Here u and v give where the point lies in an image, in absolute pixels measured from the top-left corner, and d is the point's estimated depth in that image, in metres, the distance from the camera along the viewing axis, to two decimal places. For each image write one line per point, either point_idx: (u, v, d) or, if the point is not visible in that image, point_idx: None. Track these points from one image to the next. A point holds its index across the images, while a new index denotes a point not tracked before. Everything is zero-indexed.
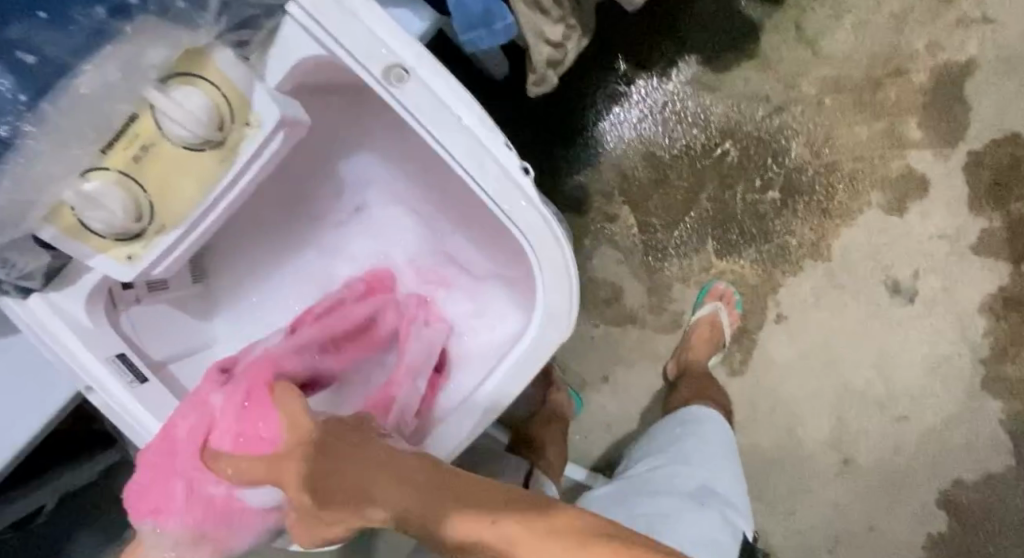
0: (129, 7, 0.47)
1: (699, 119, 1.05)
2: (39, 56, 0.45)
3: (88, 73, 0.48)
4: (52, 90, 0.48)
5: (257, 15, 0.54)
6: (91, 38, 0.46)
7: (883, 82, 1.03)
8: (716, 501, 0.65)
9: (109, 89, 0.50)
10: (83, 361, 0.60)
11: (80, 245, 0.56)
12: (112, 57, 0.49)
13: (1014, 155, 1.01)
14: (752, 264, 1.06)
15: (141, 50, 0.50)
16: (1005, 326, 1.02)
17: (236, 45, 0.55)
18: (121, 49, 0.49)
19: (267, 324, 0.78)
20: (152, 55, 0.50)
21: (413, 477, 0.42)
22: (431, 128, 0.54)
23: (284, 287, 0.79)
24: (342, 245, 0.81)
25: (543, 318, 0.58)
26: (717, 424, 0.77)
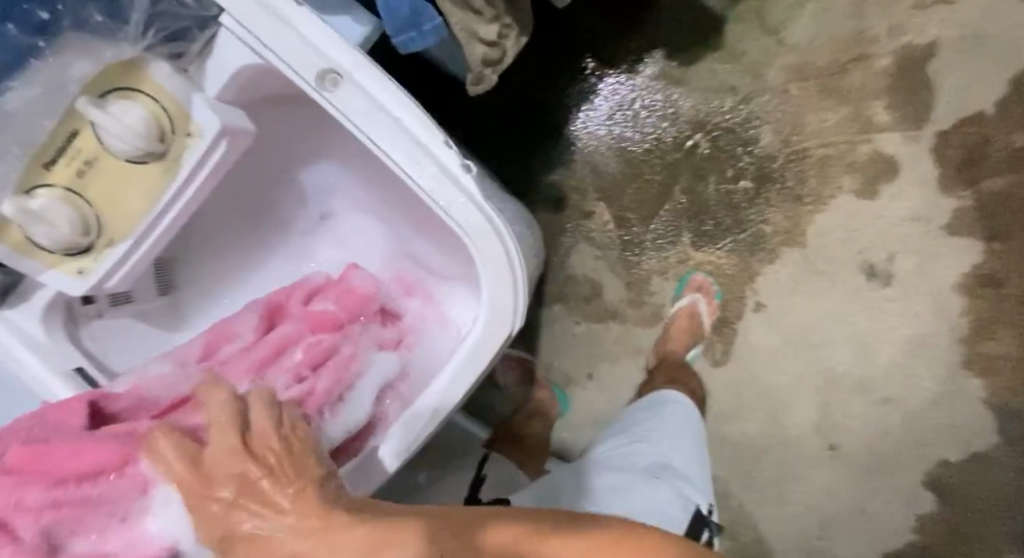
0: (47, 24, 0.51)
1: (669, 112, 1.05)
2: None
3: (15, 89, 0.52)
4: None
5: (188, 27, 0.56)
6: (15, 54, 0.51)
7: (847, 67, 1.02)
8: (670, 475, 0.66)
9: (39, 103, 0.52)
10: (40, 375, 0.61)
11: (31, 262, 0.58)
12: (40, 74, 0.52)
13: (981, 134, 1.01)
14: (728, 254, 1.06)
15: (67, 66, 0.52)
16: (982, 304, 1.02)
17: (171, 58, 0.57)
18: (47, 66, 0.52)
19: None
20: (76, 72, 0.52)
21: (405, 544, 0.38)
22: (368, 131, 0.55)
23: (255, 294, 0.80)
24: (309, 253, 0.82)
25: (490, 313, 0.58)
26: (681, 407, 0.79)
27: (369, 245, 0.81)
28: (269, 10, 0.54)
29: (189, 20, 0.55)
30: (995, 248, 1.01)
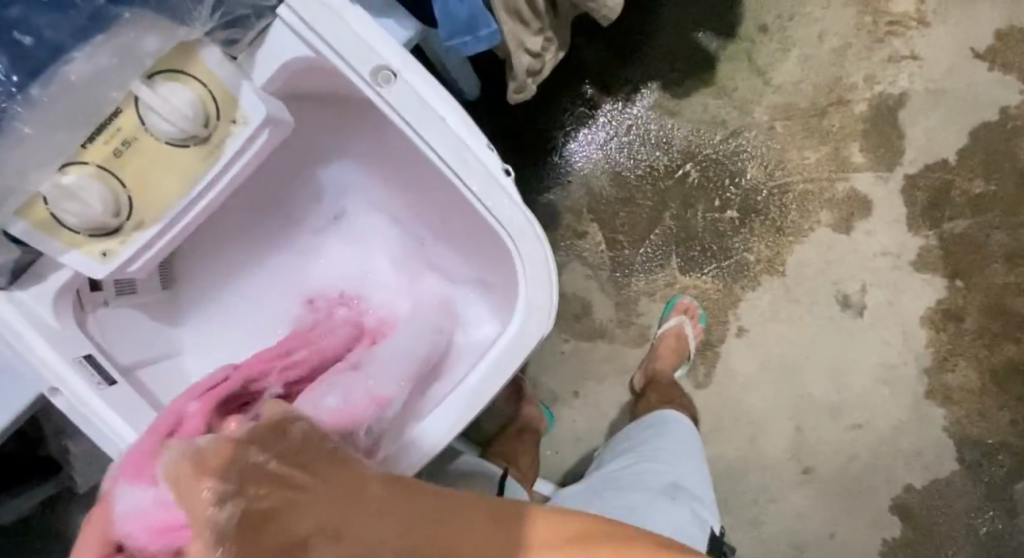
0: None
1: (662, 141, 1.10)
2: (37, 38, 0.47)
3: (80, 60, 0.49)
4: (44, 73, 0.49)
5: (246, 15, 0.56)
6: (89, 21, 0.48)
7: (828, 110, 1.11)
8: (685, 496, 0.69)
9: (100, 74, 0.51)
10: (50, 362, 0.59)
11: (53, 241, 0.56)
12: (107, 44, 0.50)
13: (944, 179, 1.10)
14: (713, 280, 1.11)
15: (133, 43, 0.51)
16: (944, 337, 1.09)
17: (224, 43, 0.57)
18: (117, 37, 0.50)
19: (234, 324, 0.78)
20: (144, 46, 0.51)
21: (374, 498, 0.38)
22: (417, 127, 0.56)
23: (252, 295, 0.79)
24: (319, 249, 0.81)
25: (525, 311, 0.59)
26: (683, 425, 0.82)
27: (381, 247, 0.82)
28: (325, 4, 0.55)
29: (248, 9, 0.55)
30: (954, 285, 1.10)
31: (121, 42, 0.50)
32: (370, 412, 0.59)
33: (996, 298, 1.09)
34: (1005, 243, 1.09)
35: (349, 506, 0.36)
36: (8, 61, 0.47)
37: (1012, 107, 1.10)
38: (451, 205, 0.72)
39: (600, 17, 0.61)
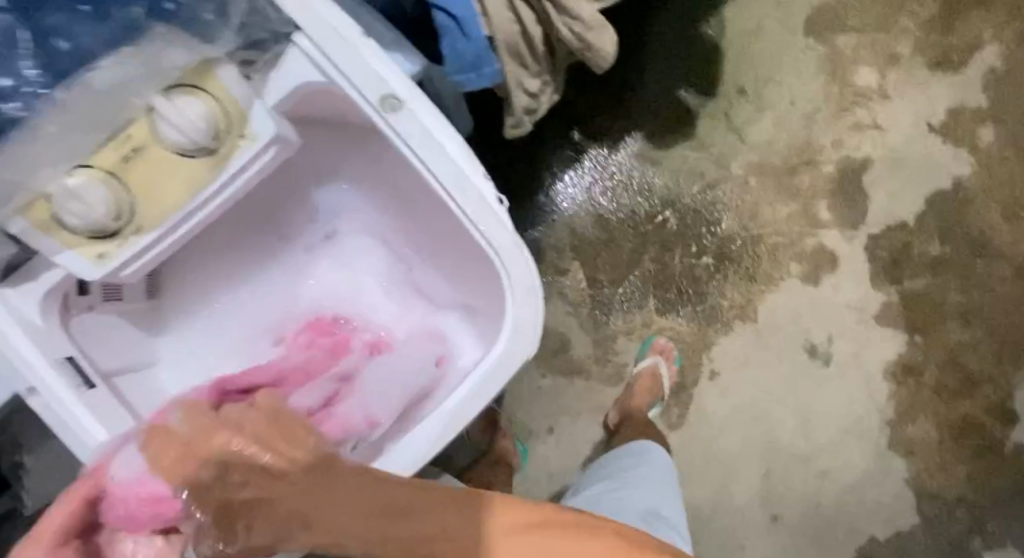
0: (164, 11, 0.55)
1: (643, 189, 1.18)
2: (73, 44, 0.52)
3: (106, 66, 0.53)
4: (70, 76, 0.53)
5: (265, 38, 0.59)
6: (120, 30, 0.53)
7: (797, 169, 1.18)
8: (663, 524, 0.70)
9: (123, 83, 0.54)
10: (33, 362, 0.59)
11: (50, 240, 0.57)
12: (132, 55, 0.54)
13: (903, 240, 1.17)
14: (688, 322, 1.18)
15: (154, 53, 0.54)
16: (904, 390, 1.16)
17: (241, 63, 0.60)
18: (142, 49, 0.54)
19: (224, 331, 0.82)
20: (167, 58, 0.55)
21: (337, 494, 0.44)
22: (420, 153, 0.59)
23: (251, 302, 0.84)
24: (311, 268, 0.86)
25: (510, 332, 0.61)
26: (659, 456, 0.83)
27: (370, 270, 0.86)
28: (341, 34, 0.58)
29: (268, 33, 0.59)
30: (914, 339, 1.17)
31: (144, 51, 0.54)
32: (359, 429, 0.65)
33: (951, 356, 1.16)
34: (960, 303, 1.17)
35: (312, 500, 0.44)
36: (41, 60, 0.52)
37: (966, 177, 1.18)
38: (438, 229, 0.77)
39: (595, 66, 0.64)
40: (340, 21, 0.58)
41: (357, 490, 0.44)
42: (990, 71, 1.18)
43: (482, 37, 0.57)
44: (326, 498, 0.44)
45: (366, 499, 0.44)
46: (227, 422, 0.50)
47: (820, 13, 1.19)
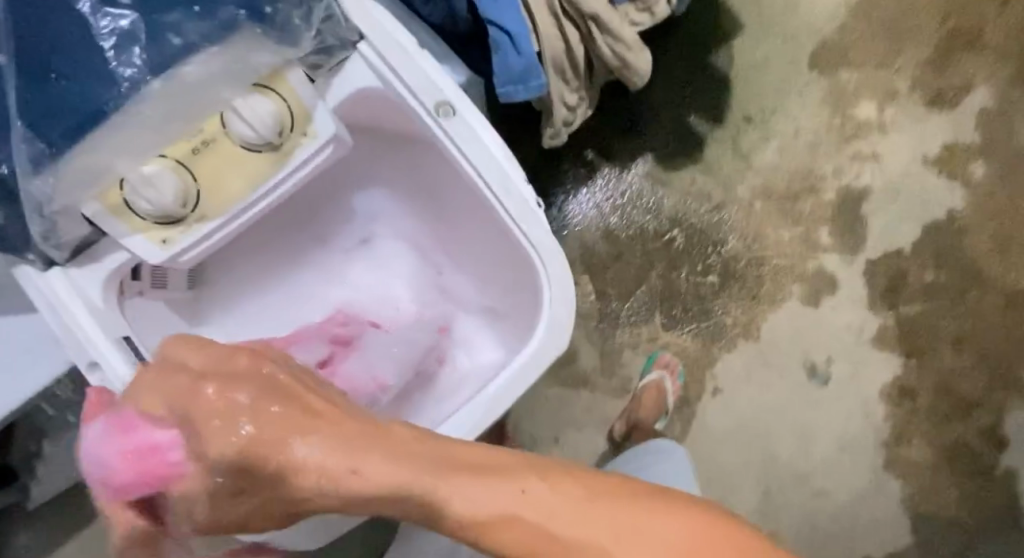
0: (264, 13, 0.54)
1: (653, 208, 1.23)
2: (182, 39, 0.51)
3: (198, 63, 0.52)
4: (167, 70, 0.51)
5: (333, 46, 0.62)
6: (220, 27, 0.52)
7: (801, 195, 1.24)
8: None
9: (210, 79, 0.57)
10: (96, 338, 0.63)
11: (120, 224, 0.60)
12: (224, 53, 0.54)
13: (900, 267, 1.23)
14: (693, 338, 1.23)
15: (246, 53, 0.56)
16: (899, 412, 1.21)
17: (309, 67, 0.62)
18: (234, 47, 0.54)
19: (254, 326, 0.83)
20: (253, 58, 0.57)
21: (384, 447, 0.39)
22: (469, 156, 0.63)
23: (284, 299, 0.86)
24: (344, 271, 0.89)
25: (546, 326, 0.65)
26: (678, 455, 0.88)
27: (400, 273, 0.90)
28: (401, 45, 0.63)
29: (338, 41, 0.62)
30: (910, 363, 1.22)
31: (237, 50, 0.55)
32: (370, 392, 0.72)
33: (944, 380, 1.21)
34: (952, 329, 1.22)
35: (344, 455, 0.39)
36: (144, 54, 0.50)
37: (958, 209, 1.24)
38: (473, 232, 0.81)
39: (630, 82, 0.69)
40: (399, 34, 0.63)
41: (401, 461, 0.38)
42: (983, 110, 1.24)
43: (531, 51, 0.62)
44: (379, 471, 0.38)
45: (415, 464, 0.38)
46: (221, 371, 0.42)
47: (824, 48, 1.25)
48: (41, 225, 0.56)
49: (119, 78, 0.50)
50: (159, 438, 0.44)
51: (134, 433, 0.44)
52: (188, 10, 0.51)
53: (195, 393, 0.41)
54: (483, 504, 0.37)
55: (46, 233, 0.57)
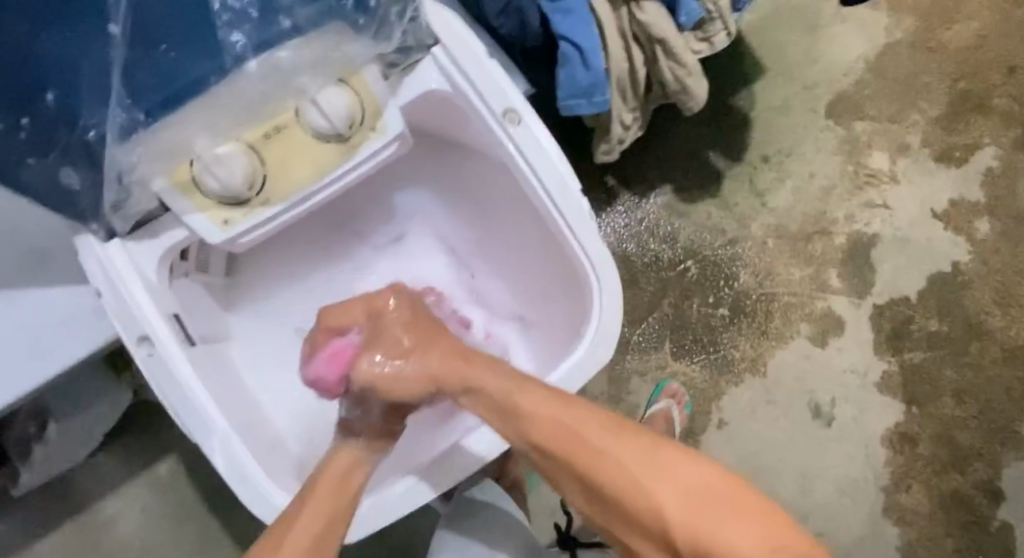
0: (370, 7, 0.57)
1: (668, 238, 1.26)
2: (292, 21, 0.54)
3: (291, 49, 0.56)
4: (266, 48, 0.54)
5: (412, 47, 0.64)
6: (323, 13, 0.55)
7: (813, 236, 1.27)
8: None
9: (297, 65, 0.58)
10: (148, 312, 0.65)
11: (185, 201, 0.61)
12: (318, 39, 0.57)
13: (906, 315, 1.26)
14: (701, 369, 1.25)
15: (336, 43, 0.58)
16: (899, 458, 1.24)
17: (386, 63, 0.64)
18: (326, 37, 0.57)
19: (285, 316, 0.86)
20: (340, 50, 0.59)
21: (504, 370, 0.59)
22: (531, 162, 0.66)
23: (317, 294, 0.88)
24: (374, 264, 0.91)
25: (593, 338, 0.66)
26: None
27: (430, 271, 0.91)
28: (475, 51, 0.65)
29: (416, 43, 0.64)
30: (911, 411, 1.24)
31: (329, 39, 0.57)
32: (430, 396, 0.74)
33: (944, 430, 1.24)
34: (954, 380, 1.25)
35: (470, 366, 0.60)
36: (249, 34, 0.53)
37: (962, 262, 1.27)
38: (512, 238, 0.83)
39: (686, 106, 0.76)
40: (472, 40, 0.65)
41: (521, 385, 0.57)
42: (988, 169, 1.28)
43: (600, 68, 0.67)
44: (467, 371, 0.60)
45: (534, 397, 0.55)
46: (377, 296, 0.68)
47: (841, 98, 1.29)
48: (114, 192, 0.58)
49: (228, 56, 0.53)
50: (348, 344, 0.66)
51: (327, 347, 0.67)
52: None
53: (376, 315, 0.66)
54: (547, 410, 0.54)
55: (116, 202, 0.59)
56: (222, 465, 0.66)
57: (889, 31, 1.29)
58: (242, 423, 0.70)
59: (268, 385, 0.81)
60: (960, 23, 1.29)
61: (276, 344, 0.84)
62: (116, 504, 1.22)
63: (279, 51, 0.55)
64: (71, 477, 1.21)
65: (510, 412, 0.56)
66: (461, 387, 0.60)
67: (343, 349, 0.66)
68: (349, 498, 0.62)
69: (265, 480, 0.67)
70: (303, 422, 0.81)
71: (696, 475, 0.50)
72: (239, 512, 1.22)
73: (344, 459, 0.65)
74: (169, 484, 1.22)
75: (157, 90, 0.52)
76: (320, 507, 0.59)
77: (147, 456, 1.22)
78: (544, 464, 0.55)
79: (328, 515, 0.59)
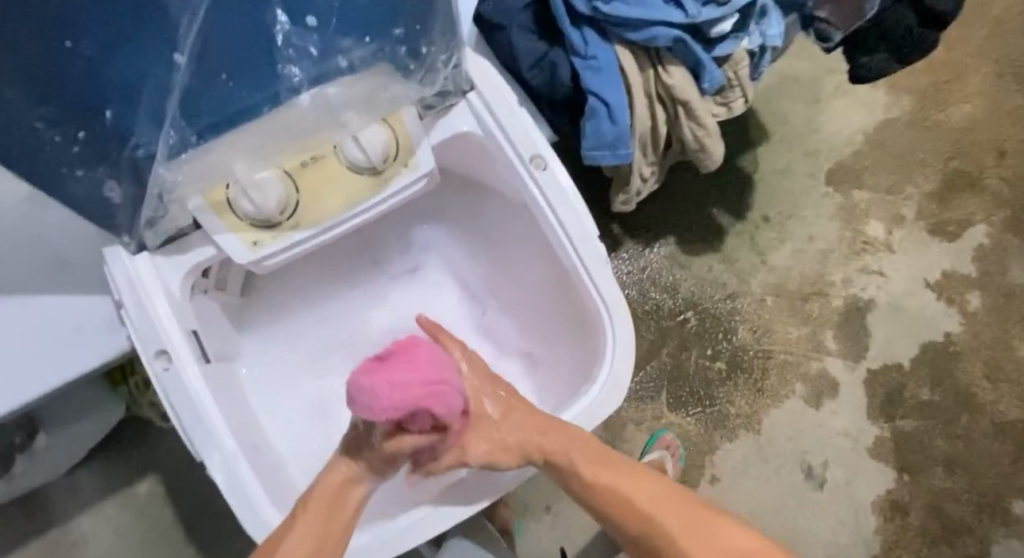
0: (420, 55, 0.61)
1: (670, 288, 1.28)
2: (348, 61, 0.57)
3: (342, 85, 0.59)
4: (324, 81, 0.57)
5: (449, 91, 0.68)
6: (375, 53, 0.58)
7: (810, 297, 1.30)
8: None
9: (344, 100, 0.61)
10: (168, 328, 0.66)
11: (217, 220, 0.63)
12: (371, 77, 0.60)
13: (898, 381, 1.28)
14: (696, 423, 1.26)
15: (384, 84, 0.62)
16: (889, 526, 1.25)
17: (424, 104, 0.68)
18: (377, 75, 0.60)
19: (296, 339, 0.88)
20: (388, 91, 0.63)
21: (575, 432, 0.69)
22: (555, 209, 0.69)
23: (330, 319, 0.90)
24: (388, 295, 0.92)
25: (604, 381, 0.70)
26: None
27: (440, 304, 0.93)
28: (507, 101, 0.69)
29: (454, 88, 0.68)
30: (901, 478, 1.26)
31: (379, 78, 0.61)
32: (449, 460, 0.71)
33: (934, 500, 1.25)
34: (944, 450, 1.27)
35: (548, 432, 0.69)
36: (307, 70, 0.55)
37: (954, 333, 1.30)
38: (526, 279, 0.85)
39: (701, 164, 0.81)
40: (507, 90, 0.70)
41: (590, 458, 0.68)
42: (980, 245, 1.32)
43: (625, 123, 0.74)
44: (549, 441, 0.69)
45: (597, 469, 0.69)
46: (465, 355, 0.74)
47: (841, 167, 1.33)
48: (153, 209, 0.60)
49: (285, 87, 0.55)
50: (411, 350, 0.63)
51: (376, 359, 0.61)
52: (360, 40, 0.55)
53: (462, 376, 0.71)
54: (609, 480, 0.68)
55: (152, 218, 0.61)
56: (224, 485, 0.66)
57: (887, 109, 1.34)
58: (249, 445, 0.71)
59: (270, 409, 0.82)
60: (954, 106, 1.34)
61: (286, 365, 0.86)
62: (94, 523, 1.20)
63: (331, 86, 0.58)
64: (53, 488, 1.20)
65: (581, 482, 0.69)
66: (541, 459, 0.69)
67: (403, 356, 0.62)
68: (343, 518, 0.66)
69: (264, 504, 0.67)
70: (306, 451, 0.81)
71: (726, 538, 0.63)
72: (220, 533, 1.20)
73: (334, 478, 0.69)
74: (150, 505, 1.21)
75: (209, 115, 0.54)
76: (318, 515, 0.65)
77: (130, 475, 1.21)
78: (609, 523, 0.69)
79: (322, 527, 0.64)
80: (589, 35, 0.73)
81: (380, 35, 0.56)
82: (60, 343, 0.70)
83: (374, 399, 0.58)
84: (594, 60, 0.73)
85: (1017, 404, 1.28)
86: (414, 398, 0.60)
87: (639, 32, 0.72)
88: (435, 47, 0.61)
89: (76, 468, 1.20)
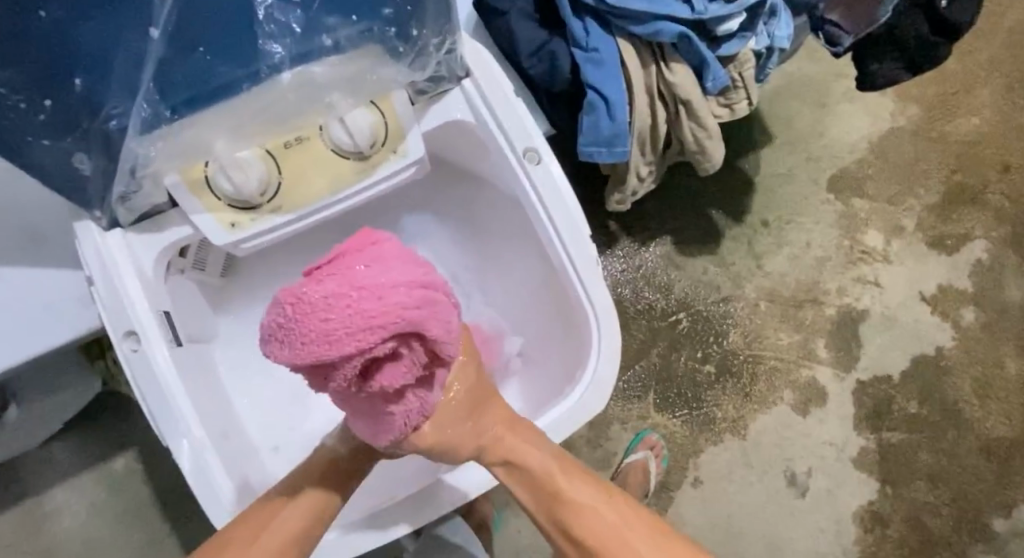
0: (411, 37, 0.58)
1: (663, 288, 1.26)
2: (332, 39, 0.54)
3: (328, 64, 0.56)
4: (308, 59, 0.54)
5: (442, 76, 0.65)
6: (362, 32, 0.55)
7: (804, 304, 1.28)
8: None
9: (332, 80, 0.58)
10: (139, 309, 0.64)
11: (195, 200, 0.61)
12: (357, 57, 0.57)
13: (887, 394, 1.27)
14: (682, 424, 1.24)
15: (374, 65, 0.59)
16: (869, 537, 1.23)
17: (415, 90, 0.66)
18: (365, 55, 0.57)
19: None
20: (375, 73, 0.60)
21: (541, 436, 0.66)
22: (547, 206, 0.67)
23: None
24: None
25: (587, 386, 0.68)
26: None
27: None
28: (503, 91, 0.67)
29: (448, 74, 0.66)
30: (884, 490, 1.25)
31: (368, 60, 0.58)
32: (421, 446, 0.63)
33: (915, 513, 1.24)
34: (929, 464, 1.25)
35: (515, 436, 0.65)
36: (289, 45, 0.52)
37: (946, 348, 1.28)
38: (515, 276, 0.83)
39: (701, 166, 0.79)
40: (503, 80, 0.67)
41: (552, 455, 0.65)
42: (977, 260, 1.30)
43: (624, 120, 0.71)
44: (509, 445, 0.65)
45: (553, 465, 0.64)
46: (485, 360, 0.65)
47: (843, 175, 1.31)
48: (125, 184, 0.57)
49: (264, 63, 0.52)
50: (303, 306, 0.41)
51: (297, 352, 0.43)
52: (347, 18, 0.53)
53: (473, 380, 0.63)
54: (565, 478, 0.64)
55: (125, 193, 0.59)
56: (190, 474, 0.64)
57: (893, 117, 1.32)
58: (219, 432, 0.69)
59: (247, 393, 0.80)
60: (961, 118, 1.32)
61: None
62: (68, 497, 1.18)
63: (316, 65, 0.55)
64: (26, 460, 1.18)
65: (533, 477, 0.65)
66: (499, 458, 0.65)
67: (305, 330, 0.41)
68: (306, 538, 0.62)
69: (229, 496, 0.65)
70: (279, 438, 0.80)
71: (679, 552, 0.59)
72: (193, 514, 1.18)
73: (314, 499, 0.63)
74: (123, 481, 1.19)
75: (186, 88, 0.51)
76: (307, 507, 0.62)
77: (105, 450, 1.19)
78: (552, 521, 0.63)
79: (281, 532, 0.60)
80: (591, 26, 0.70)
81: (370, 14, 0.54)
82: (33, 316, 0.67)
83: (307, 321, 0.41)
84: (595, 52, 0.70)
85: (1003, 421, 1.27)
86: (379, 297, 0.42)
87: (643, 26, 0.69)
88: (427, 30, 0.58)
89: (49, 441, 1.18)
